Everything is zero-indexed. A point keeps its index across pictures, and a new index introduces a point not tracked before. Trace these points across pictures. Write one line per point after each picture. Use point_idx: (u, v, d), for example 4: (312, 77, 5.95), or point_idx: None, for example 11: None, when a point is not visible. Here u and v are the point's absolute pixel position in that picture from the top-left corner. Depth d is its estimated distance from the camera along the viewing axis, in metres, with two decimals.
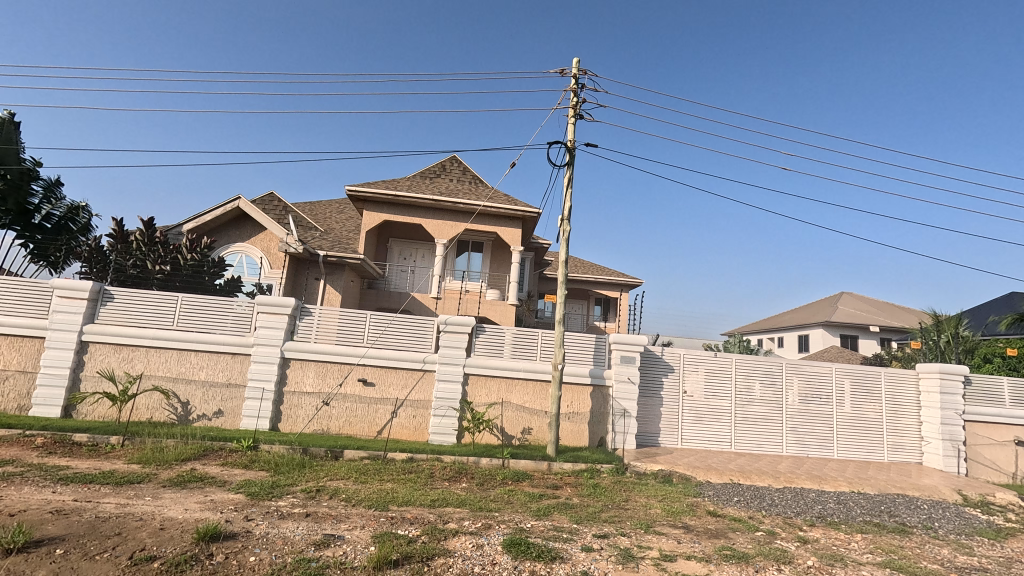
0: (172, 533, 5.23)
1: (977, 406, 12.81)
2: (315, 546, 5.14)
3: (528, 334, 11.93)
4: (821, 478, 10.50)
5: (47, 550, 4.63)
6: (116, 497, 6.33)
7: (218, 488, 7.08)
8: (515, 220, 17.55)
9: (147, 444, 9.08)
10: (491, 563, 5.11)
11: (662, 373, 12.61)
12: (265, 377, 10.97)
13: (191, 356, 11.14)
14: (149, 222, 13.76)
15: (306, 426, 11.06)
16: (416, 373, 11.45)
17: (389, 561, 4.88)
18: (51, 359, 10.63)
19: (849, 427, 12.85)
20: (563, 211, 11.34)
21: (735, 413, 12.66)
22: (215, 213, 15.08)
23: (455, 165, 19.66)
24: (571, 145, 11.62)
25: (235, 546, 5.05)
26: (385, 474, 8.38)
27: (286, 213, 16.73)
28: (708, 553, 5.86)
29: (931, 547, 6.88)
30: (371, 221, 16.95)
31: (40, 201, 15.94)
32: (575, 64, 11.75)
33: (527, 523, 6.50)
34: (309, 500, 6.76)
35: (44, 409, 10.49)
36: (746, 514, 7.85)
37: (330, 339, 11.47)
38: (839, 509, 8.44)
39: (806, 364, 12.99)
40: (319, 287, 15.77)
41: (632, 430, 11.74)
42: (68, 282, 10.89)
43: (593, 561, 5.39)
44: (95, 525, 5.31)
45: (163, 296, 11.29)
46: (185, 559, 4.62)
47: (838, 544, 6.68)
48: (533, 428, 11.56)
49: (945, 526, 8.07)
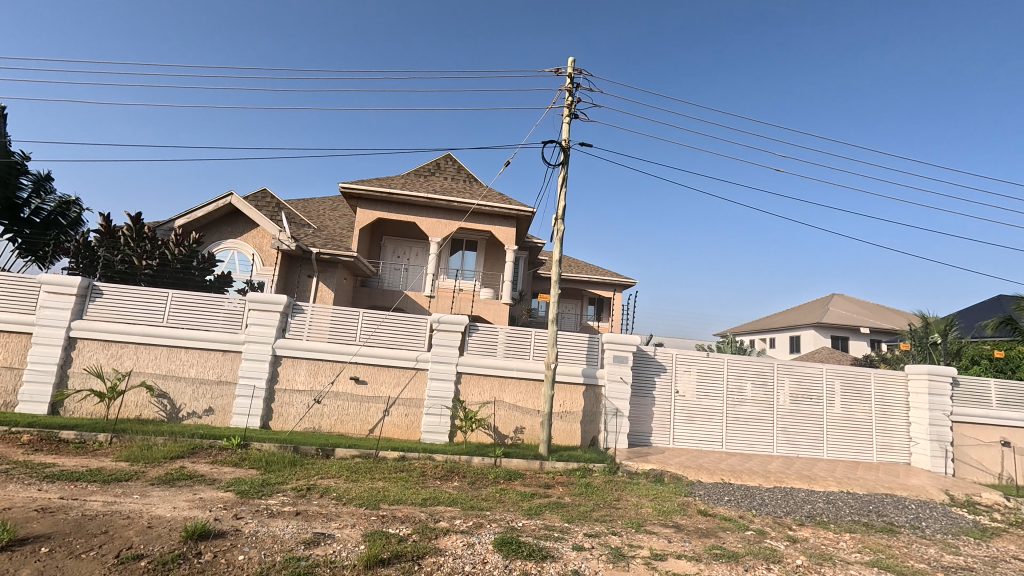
0: (160, 531, 5.18)
1: (964, 407, 12.96)
2: (305, 545, 5.11)
3: (522, 334, 11.93)
4: (811, 478, 10.58)
5: (32, 549, 4.56)
6: (115, 496, 6.26)
7: (207, 487, 7.02)
8: (507, 219, 17.52)
9: (140, 441, 9.10)
10: (482, 562, 5.11)
11: (655, 372, 12.64)
12: (256, 375, 10.91)
13: (181, 353, 11.03)
14: (137, 218, 13.58)
15: (298, 424, 11.00)
16: (409, 372, 11.42)
17: (380, 560, 4.86)
18: (37, 355, 10.49)
19: (839, 427, 12.97)
20: (558, 211, 11.35)
21: (727, 414, 12.73)
22: (206, 210, 14.97)
23: (449, 164, 19.58)
24: (565, 144, 11.62)
25: (224, 544, 5.01)
26: (377, 472, 8.35)
27: (280, 210, 16.61)
28: (698, 552, 5.89)
29: (919, 547, 6.95)
30: (363, 218, 16.85)
31: (29, 195, 15.78)
32: (569, 64, 11.77)
33: (518, 522, 6.50)
34: (300, 499, 6.72)
35: (30, 406, 10.38)
36: (736, 513, 7.89)
37: (321, 337, 11.41)
38: (829, 508, 8.52)
39: (797, 364, 13.07)
40: (312, 284, 15.70)
41: (624, 430, 11.69)
42: (56, 277, 10.73)
43: (584, 559, 5.40)
44: (81, 523, 5.24)
45: (152, 294, 11.15)
46: (173, 558, 4.58)
47: (826, 544, 6.72)
48: (525, 427, 11.58)
49: (932, 526, 8.15)
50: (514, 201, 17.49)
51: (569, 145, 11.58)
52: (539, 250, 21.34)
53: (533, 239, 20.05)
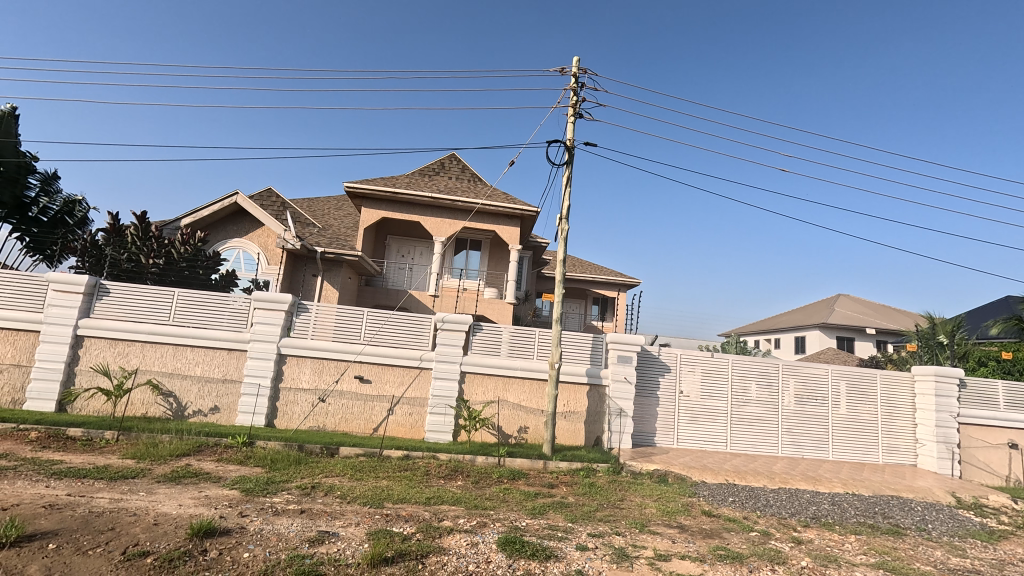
0: (165, 528, 5.21)
1: (971, 408, 12.87)
2: (309, 543, 5.13)
3: (526, 334, 11.94)
4: (815, 479, 10.54)
5: (39, 545, 4.60)
6: (96, 493, 6.27)
7: (211, 484, 7.07)
8: (509, 219, 17.53)
9: (202, 443, 9.17)
10: (485, 561, 5.12)
11: (659, 373, 12.61)
12: (261, 373, 10.96)
13: (188, 351, 11.08)
14: (143, 217, 13.71)
15: (302, 422, 11.04)
16: (413, 371, 11.44)
17: (384, 558, 4.86)
18: (46, 353, 10.58)
19: (844, 429, 12.90)
20: (562, 210, 11.34)
21: (732, 414, 12.69)
22: (213, 208, 15.10)
23: (454, 164, 19.60)
24: (571, 144, 11.62)
25: (229, 542, 5.04)
26: (381, 471, 8.37)
27: (285, 209, 16.66)
28: (702, 553, 5.87)
29: (924, 549, 6.91)
30: (369, 217, 16.92)
31: (37, 193, 15.92)
32: (575, 63, 11.75)
33: (522, 522, 6.49)
34: (304, 497, 6.74)
35: (37, 404, 10.47)
36: (741, 514, 7.88)
37: (326, 335, 11.46)
38: (834, 510, 8.48)
39: (803, 365, 13.00)
40: (316, 283, 15.74)
41: (628, 430, 11.72)
42: (64, 275, 10.81)
43: (588, 560, 5.39)
44: (88, 520, 5.27)
45: (157, 293, 11.22)
46: (180, 555, 4.60)
47: (831, 545, 6.69)
48: (530, 426, 11.58)
49: (937, 528, 8.10)
50: (518, 200, 17.49)
51: (574, 145, 11.57)
52: (542, 250, 21.34)
53: (535, 238, 19.97)
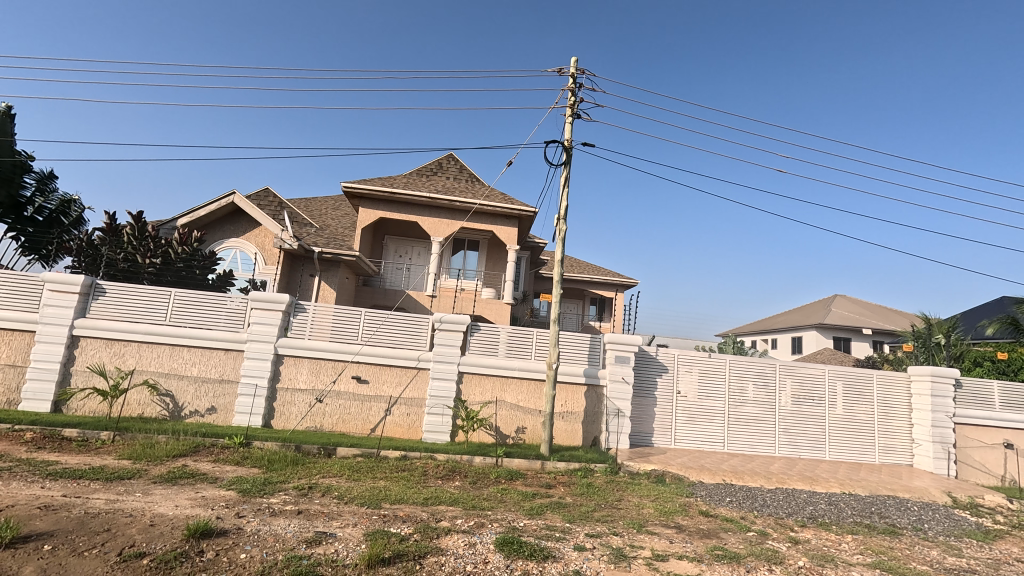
0: (161, 529, 5.19)
1: (967, 408, 12.93)
2: (306, 544, 5.11)
3: (524, 334, 11.94)
4: (812, 479, 10.57)
5: (35, 546, 4.58)
6: (92, 493, 6.24)
7: (208, 484, 7.05)
8: (507, 219, 17.53)
9: (199, 443, 9.14)
10: (483, 561, 5.11)
11: (657, 373, 12.63)
12: (258, 373, 10.93)
13: (185, 351, 11.05)
14: (139, 216, 13.66)
15: (300, 423, 11.02)
16: (411, 371, 11.43)
17: (381, 559, 4.85)
18: (41, 353, 10.53)
19: (840, 429, 12.93)
20: (560, 210, 11.35)
21: (729, 414, 12.71)
22: (209, 208, 15.05)
23: (452, 164, 19.60)
24: (569, 145, 11.62)
25: (226, 543, 5.02)
26: (379, 472, 8.35)
27: (282, 209, 16.63)
28: (700, 553, 5.87)
29: (920, 548, 6.93)
30: (367, 217, 16.88)
31: (32, 193, 15.85)
32: (574, 63, 11.74)
33: (520, 522, 6.49)
34: (301, 498, 6.72)
35: (33, 404, 10.42)
36: (739, 514, 7.90)
37: (324, 336, 11.44)
38: (830, 509, 8.51)
39: (799, 365, 13.04)
40: (313, 283, 15.71)
41: (626, 430, 11.70)
42: (59, 275, 10.76)
43: (586, 560, 5.38)
44: (84, 521, 5.25)
45: (154, 292, 11.18)
46: (176, 556, 4.58)
47: (828, 544, 6.71)
48: (527, 427, 11.58)
49: (933, 528, 8.13)
50: (515, 200, 17.49)
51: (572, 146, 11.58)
52: (539, 250, 21.34)
53: (532, 238, 19.97)
